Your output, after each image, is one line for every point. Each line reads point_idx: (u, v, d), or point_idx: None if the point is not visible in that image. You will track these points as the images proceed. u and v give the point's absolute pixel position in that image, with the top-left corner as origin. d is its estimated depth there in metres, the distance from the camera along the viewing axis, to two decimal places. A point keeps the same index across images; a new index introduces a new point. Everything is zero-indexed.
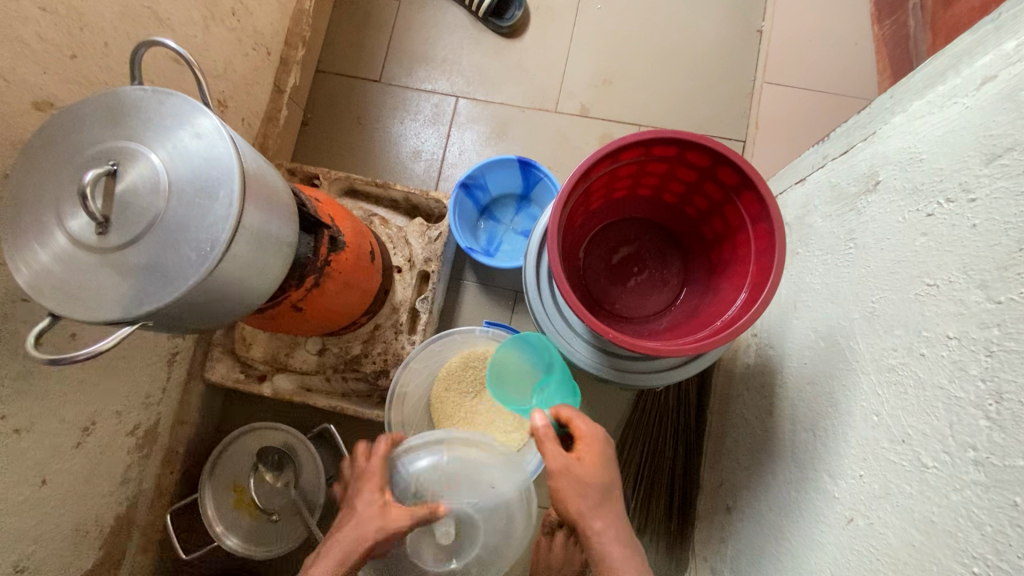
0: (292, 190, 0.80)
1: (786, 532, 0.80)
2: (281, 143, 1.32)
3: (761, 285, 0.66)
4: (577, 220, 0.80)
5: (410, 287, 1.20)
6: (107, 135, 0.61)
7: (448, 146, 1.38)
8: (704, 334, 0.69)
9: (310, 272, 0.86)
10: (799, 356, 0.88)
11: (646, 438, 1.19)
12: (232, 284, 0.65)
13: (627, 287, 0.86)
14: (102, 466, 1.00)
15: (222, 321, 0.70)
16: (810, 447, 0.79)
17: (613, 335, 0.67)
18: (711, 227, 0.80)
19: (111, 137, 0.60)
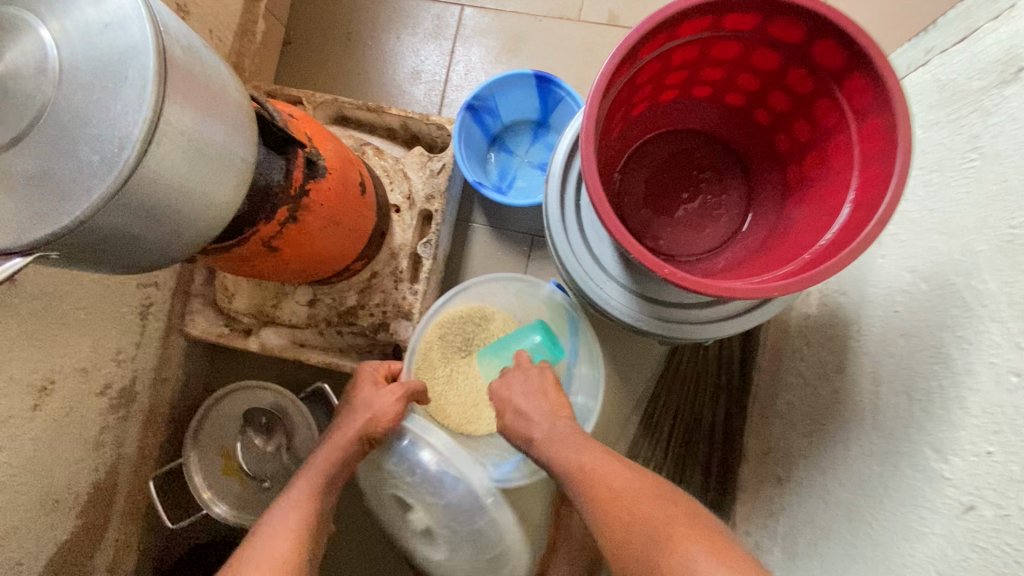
0: (252, 95, 0.63)
1: (863, 513, 0.67)
2: (260, 62, 1.14)
3: (873, 201, 0.48)
4: (615, 128, 0.63)
5: (410, 229, 1.04)
6: None
7: (452, 65, 1.18)
8: (790, 269, 0.52)
9: (283, 203, 0.71)
10: (886, 303, 0.71)
11: (680, 399, 1.03)
12: (166, 204, 0.49)
13: (675, 217, 0.70)
14: (69, 429, 0.89)
15: (165, 257, 0.55)
16: (905, 413, 0.63)
17: (666, 271, 0.50)
18: (791, 136, 0.62)
19: None
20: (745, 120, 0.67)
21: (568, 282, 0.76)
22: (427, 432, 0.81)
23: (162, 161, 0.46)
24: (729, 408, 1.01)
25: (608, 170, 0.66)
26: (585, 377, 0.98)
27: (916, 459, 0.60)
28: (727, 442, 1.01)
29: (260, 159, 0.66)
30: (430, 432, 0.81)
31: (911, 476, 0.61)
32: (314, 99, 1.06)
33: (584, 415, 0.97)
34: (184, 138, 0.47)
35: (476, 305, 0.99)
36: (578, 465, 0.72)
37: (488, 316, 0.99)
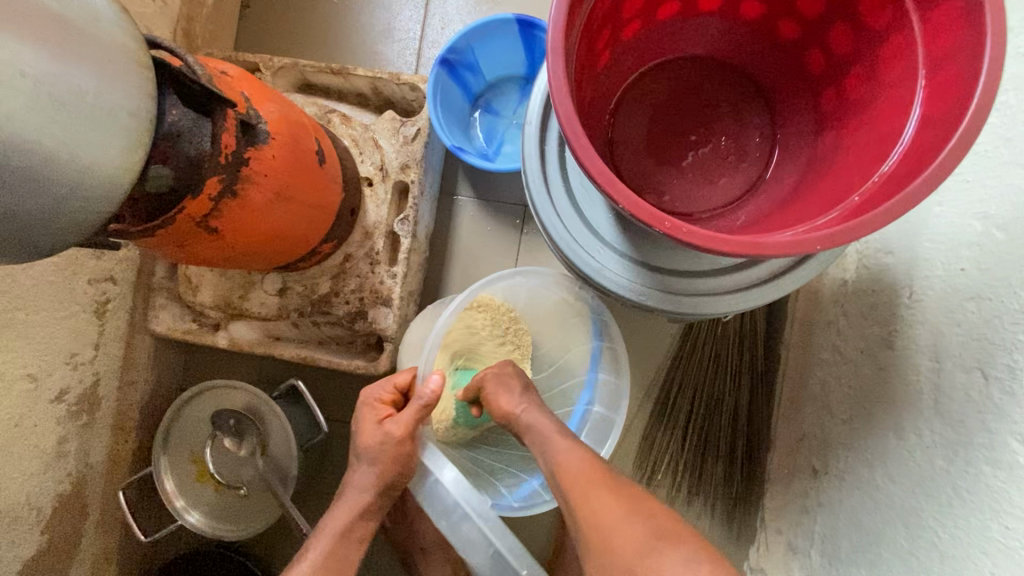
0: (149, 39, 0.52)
1: (924, 517, 0.55)
2: (214, 28, 1.02)
3: (953, 116, 0.36)
4: (602, 56, 0.50)
5: (386, 205, 0.92)
6: None
7: (428, 19, 1.05)
8: (834, 216, 0.39)
9: (213, 173, 0.60)
10: (948, 260, 0.58)
11: (697, 382, 0.90)
12: (26, 175, 0.40)
13: (683, 167, 0.57)
14: (21, 441, 0.80)
15: (49, 245, 0.46)
16: (980, 395, 0.51)
17: (671, 225, 0.38)
18: (828, 49, 0.49)
19: None
20: (767, 37, 0.54)
21: (556, 254, 0.64)
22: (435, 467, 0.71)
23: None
24: (754, 391, 0.89)
25: (596, 113, 0.54)
26: (606, 353, 0.85)
27: (997, 453, 0.48)
28: (751, 428, 0.89)
29: (183, 124, 0.56)
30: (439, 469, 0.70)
31: (992, 473, 0.48)
32: (272, 64, 0.94)
33: (614, 394, 0.85)
34: (29, 82, 0.38)
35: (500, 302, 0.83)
36: (580, 483, 0.61)
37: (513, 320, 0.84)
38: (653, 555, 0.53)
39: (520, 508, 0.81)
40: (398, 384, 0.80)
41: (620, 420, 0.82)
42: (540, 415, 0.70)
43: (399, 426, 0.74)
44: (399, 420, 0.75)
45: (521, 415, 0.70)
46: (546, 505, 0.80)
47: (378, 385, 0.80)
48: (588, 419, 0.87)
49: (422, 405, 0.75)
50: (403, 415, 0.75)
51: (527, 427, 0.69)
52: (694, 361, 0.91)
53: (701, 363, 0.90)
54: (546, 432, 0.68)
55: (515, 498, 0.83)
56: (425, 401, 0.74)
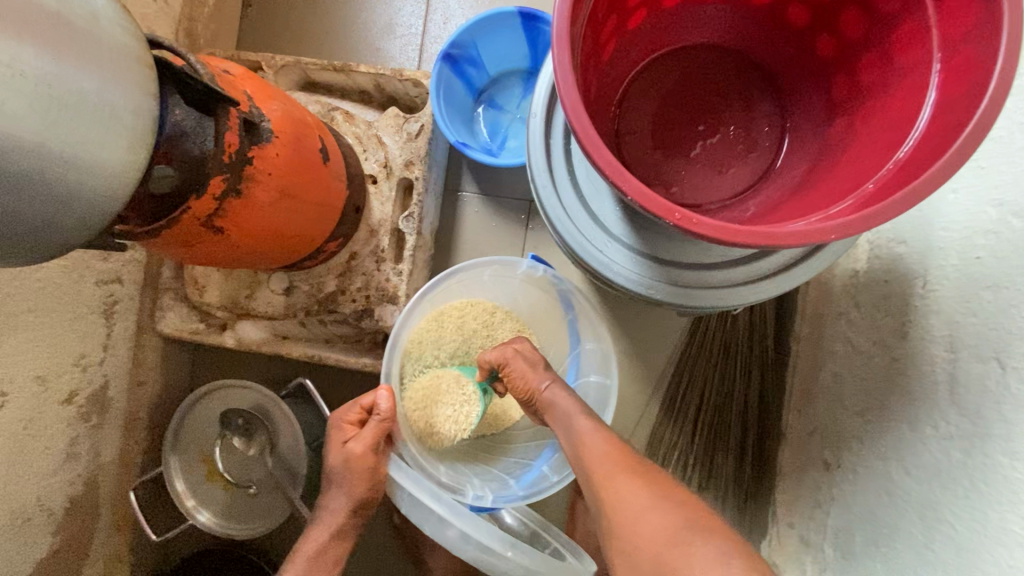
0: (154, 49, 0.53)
1: (940, 510, 0.54)
2: (216, 27, 1.02)
3: (971, 99, 0.35)
4: (607, 46, 0.50)
5: (390, 202, 0.92)
6: None
7: (430, 14, 1.05)
8: (849, 204, 0.38)
9: (216, 171, 0.60)
10: (963, 248, 0.57)
11: (706, 375, 0.90)
12: (29, 176, 0.40)
13: (691, 157, 0.57)
14: (32, 442, 0.81)
15: (51, 247, 0.45)
16: (997, 385, 0.50)
17: (681, 215, 0.37)
18: (840, 34, 0.48)
19: None
20: (776, 23, 0.53)
21: (563, 249, 0.63)
22: (405, 481, 0.71)
23: None
24: (763, 384, 0.88)
25: (602, 104, 0.53)
26: (582, 322, 0.86)
27: (1015, 444, 0.47)
28: (761, 422, 0.89)
29: (188, 123, 0.56)
30: (411, 482, 0.71)
31: (1011, 465, 0.47)
32: (274, 63, 0.93)
33: (603, 359, 0.84)
34: (30, 82, 0.38)
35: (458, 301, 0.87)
36: (601, 468, 0.60)
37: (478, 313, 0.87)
38: (681, 548, 0.52)
39: (526, 497, 0.79)
40: (363, 404, 0.78)
41: (615, 381, 0.81)
42: (562, 393, 0.69)
43: (361, 444, 0.76)
44: (362, 438, 0.76)
45: (545, 392, 0.70)
46: (553, 488, 0.79)
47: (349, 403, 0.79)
48: (586, 391, 0.87)
49: (379, 420, 0.76)
50: (364, 436, 0.76)
51: (550, 404, 0.69)
52: (702, 355, 0.90)
53: (710, 356, 0.90)
54: (569, 413, 0.66)
55: (520, 487, 0.81)
56: (381, 416, 0.75)
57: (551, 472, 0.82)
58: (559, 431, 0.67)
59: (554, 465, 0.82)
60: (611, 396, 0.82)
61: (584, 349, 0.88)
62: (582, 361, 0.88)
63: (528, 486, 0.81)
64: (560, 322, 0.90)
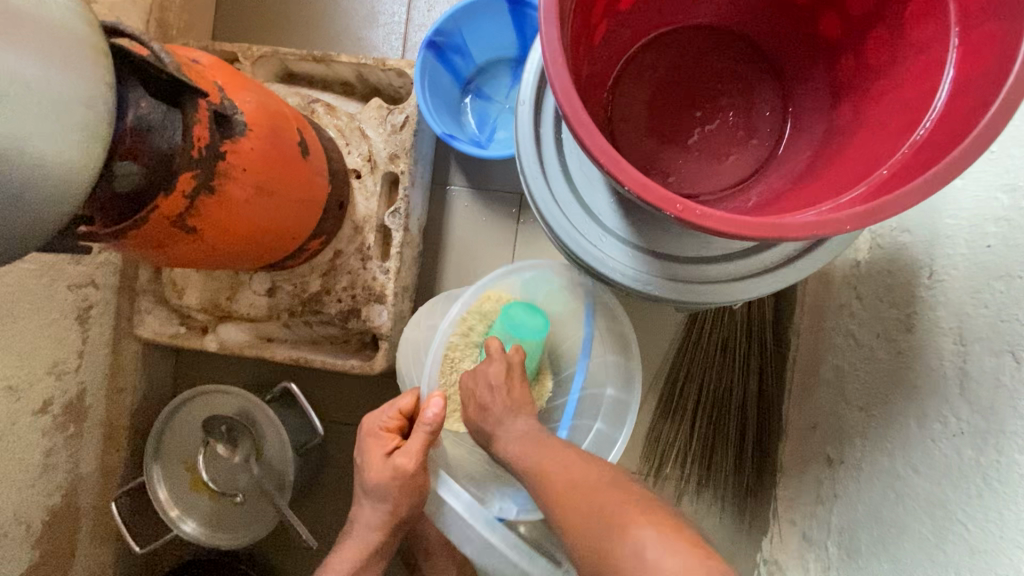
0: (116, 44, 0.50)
1: (951, 509, 0.52)
2: (190, 17, 0.98)
3: (992, 77, 0.32)
4: (599, 27, 0.47)
5: (375, 197, 0.88)
6: None
7: (413, 1, 1.01)
8: (861, 192, 0.36)
9: (186, 168, 0.56)
10: (972, 236, 0.55)
11: (705, 371, 0.87)
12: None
13: (689, 144, 0.54)
14: (5, 455, 0.77)
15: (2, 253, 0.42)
16: (1010, 379, 0.48)
17: (683, 207, 0.35)
18: (845, 11, 0.45)
19: None
20: (777, 2, 0.50)
21: (556, 245, 0.60)
22: (447, 495, 0.72)
23: None
24: (763, 378, 0.86)
25: (594, 89, 0.50)
26: (607, 334, 0.83)
27: None
28: (761, 418, 0.86)
29: (154, 117, 0.53)
30: (452, 495, 0.72)
31: None
32: (250, 53, 0.89)
33: (624, 373, 0.83)
34: None
35: (496, 292, 0.81)
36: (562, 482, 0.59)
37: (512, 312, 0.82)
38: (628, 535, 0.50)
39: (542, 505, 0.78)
40: (403, 408, 0.75)
41: (638, 398, 0.80)
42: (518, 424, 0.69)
43: (410, 458, 0.71)
44: (409, 451, 0.72)
45: (502, 424, 0.70)
46: None
47: (384, 411, 0.75)
48: (601, 404, 0.83)
49: (426, 431, 0.71)
50: (412, 447, 0.71)
51: (502, 435, 0.69)
52: (700, 350, 0.88)
53: (708, 351, 0.87)
54: (525, 445, 0.66)
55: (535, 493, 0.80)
56: (429, 427, 0.70)
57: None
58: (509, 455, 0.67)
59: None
60: (631, 413, 0.80)
61: (601, 358, 0.84)
62: (592, 372, 0.83)
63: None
64: (576, 329, 0.84)
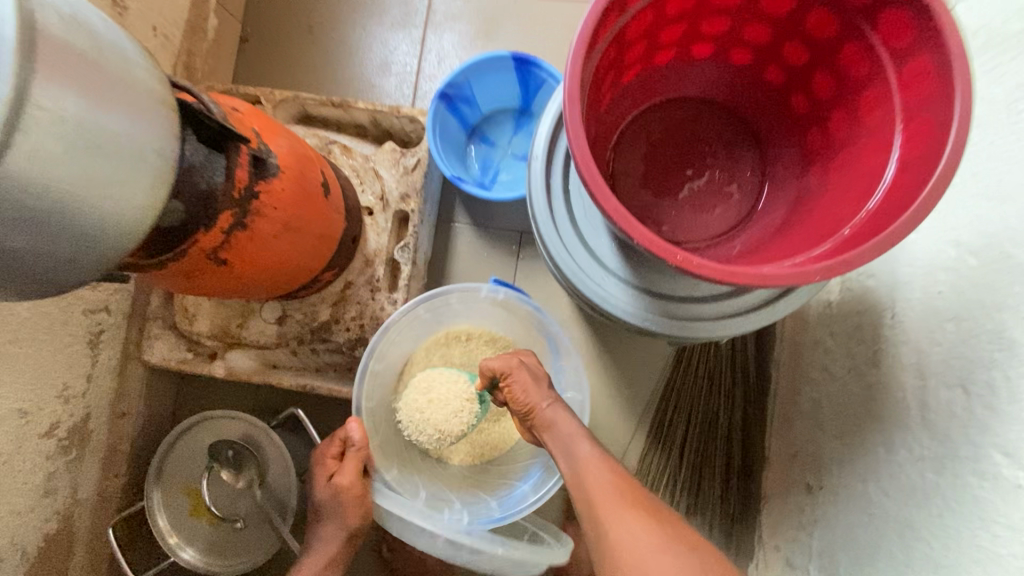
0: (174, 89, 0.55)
1: (918, 529, 0.57)
2: (214, 62, 1.05)
3: (928, 158, 0.40)
4: (605, 99, 0.54)
5: (385, 233, 0.94)
6: None
7: (424, 54, 1.09)
8: (828, 247, 0.43)
9: (225, 207, 0.61)
10: (926, 282, 0.62)
11: (693, 402, 0.93)
12: (33, 207, 0.38)
13: (679, 198, 0.61)
14: (12, 478, 0.78)
15: (28, 278, 0.43)
16: (961, 411, 0.54)
17: (683, 259, 0.41)
18: (812, 93, 0.53)
19: None
20: (756, 82, 0.58)
21: (562, 282, 0.67)
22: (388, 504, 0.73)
23: (35, 156, 0.36)
24: (747, 411, 0.92)
25: (599, 150, 0.57)
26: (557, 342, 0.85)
27: (982, 466, 0.51)
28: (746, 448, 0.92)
29: (197, 158, 0.57)
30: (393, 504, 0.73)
31: (978, 484, 0.51)
32: (273, 97, 0.96)
33: (576, 379, 0.84)
34: (69, 126, 0.38)
35: (444, 332, 0.90)
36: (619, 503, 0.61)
37: (478, 337, 0.90)
38: None
39: (502, 517, 0.77)
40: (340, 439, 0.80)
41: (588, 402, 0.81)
42: (564, 413, 0.70)
43: (346, 476, 0.77)
44: (345, 471, 0.77)
45: (547, 410, 0.70)
46: (529, 505, 0.78)
47: (327, 442, 0.81)
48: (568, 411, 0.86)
49: (356, 451, 0.77)
50: (346, 468, 0.77)
51: (551, 423, 0.69)
52: (688, 382, 0.94)
53: (695, 384, 0.93)
54: (571, 441, 0.67)
55: (497, 507, 0.80)
56: (357, 446, 0.77)
57: (529, 491, 0.80)
58: (558, 452, 0.68)
59: (535, 483, 0.81)
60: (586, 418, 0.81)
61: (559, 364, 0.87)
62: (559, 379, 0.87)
63: (501, 504, 0.80)
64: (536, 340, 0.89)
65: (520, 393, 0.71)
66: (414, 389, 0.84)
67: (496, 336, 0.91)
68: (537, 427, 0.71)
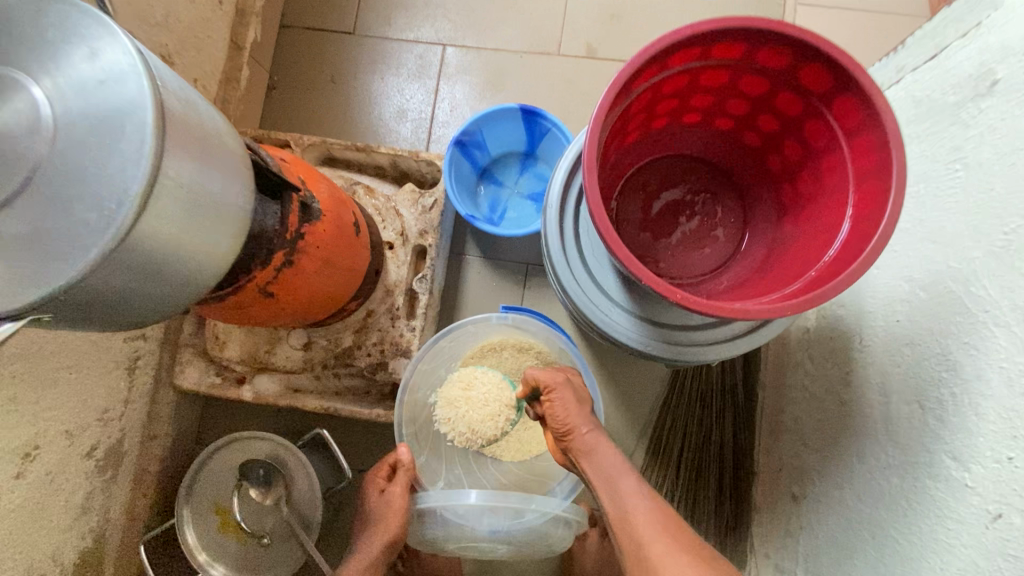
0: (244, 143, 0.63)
1: (887, 529, 0.65)
2: (245, 108, 1.14)
3: (873, 216, 0.50)
4: (611, 158, 0.64)
5: (405, 265, 1.02)
6: None
7: (438, 102, 1.20)
8: (797, 286, 0.52)
9: (278, 248, 0.70)
10: (886, 312, 0.72)
11: (689, 420, 1.02)
12: (140, 259, 0.45)
13: (674, 240, 0.71)
14: (56, 495, 0.83)
15: (125, 314, 0.50)
16: (919, 423, 0.63)
17: (681, 297, 0.50)
18: (783, 156, 0.64)
19: None
20: (737, 144, 0.69)
21: (572, 311, 0.76)
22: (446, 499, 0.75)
23: (159, 217, 0.45)
24: (738, 429, 1.01)
25: (606, 200, 0.67)
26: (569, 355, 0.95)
27: (936, 470, 0.60)
28: (737, 463, 1.00)
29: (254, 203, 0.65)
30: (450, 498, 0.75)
31: (934, 486, 0.60)
32: (302, 142, 1.05)
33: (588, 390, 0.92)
34: (183, 191, 0.46)
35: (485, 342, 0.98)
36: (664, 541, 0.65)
37: (511, 347, 0.97)
38: None
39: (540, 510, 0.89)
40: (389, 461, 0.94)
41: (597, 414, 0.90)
42: (601, 440, 0.74)
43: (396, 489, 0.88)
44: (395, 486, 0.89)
45: (586, 436, 0.74)
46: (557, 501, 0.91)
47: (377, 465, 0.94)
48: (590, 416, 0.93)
49: (403, 471, 0.89)
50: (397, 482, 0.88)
51: (590, 449, 0.73)
52: (684, 403, 1.02)
53: (689, 405, 1.03)
54: (612, 471, 0.72)
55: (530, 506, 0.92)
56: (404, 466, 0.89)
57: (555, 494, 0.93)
58: (597, 480, 0.72)
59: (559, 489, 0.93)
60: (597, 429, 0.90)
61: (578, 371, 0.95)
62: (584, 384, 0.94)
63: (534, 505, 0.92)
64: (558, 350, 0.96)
65: (562, 416, 0.75)
66: (455, 379, 0.92)
67: (528, 344, 0.97)
68: (573, 450, 0.75)
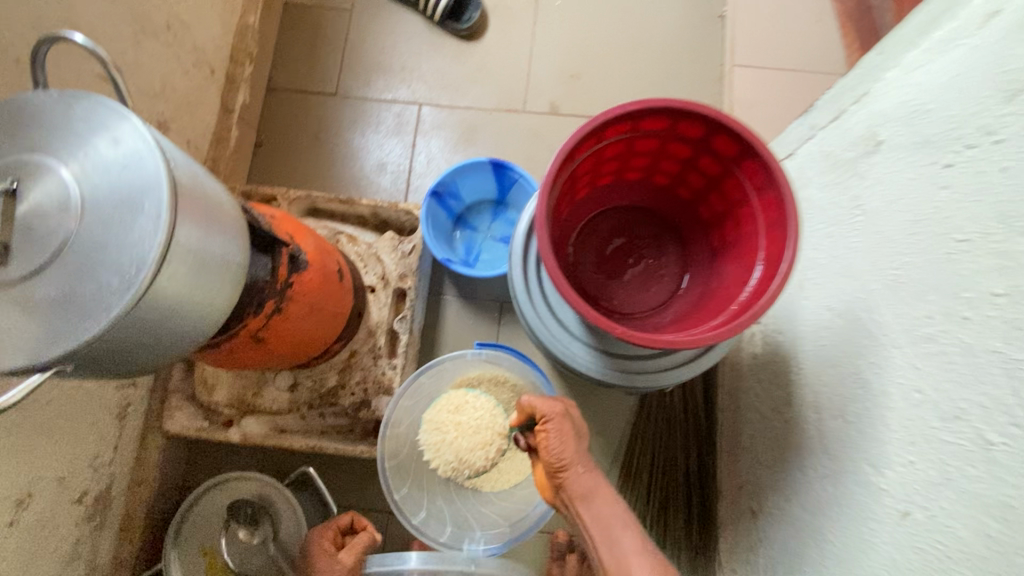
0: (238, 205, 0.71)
1: (827, 533, 0.72)
2: (235, 165, 1.23)
3: (778, 259, 0.59)
4: (564, 211, 0.74)
5: (386, 307, 1.10)
6: (17, 149, 0.51)
7: (415, 156, 1.30)
8: (721, 320, 0.61)
9: (268, 297, 0.77)
10: (815, 338, 0.82)
11: (654, 444, 1.10)
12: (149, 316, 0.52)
13: (624, 279, 0.80)
14: (46, 541, 0.85)
15: (131, 364, 0.56)
16: (846, 435, 0.72)
17: (621, 331, 0.58)
18: (711, 206, 0.74)
19: (21, 152, 0.51)
20: (673, 196, 0.79)
21: (538, 345, 0.84)
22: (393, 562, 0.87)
23: (170, 278, 0.52)
24: (701, 451, 1.09)
25: (562, 247, 0.77)
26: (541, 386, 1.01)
27: (860, 476, 0.68)
28: (703, 483, 1.07)
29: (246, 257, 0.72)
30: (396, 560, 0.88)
31: (859, 491, 0.67)
32: (288, 196, 1.13)
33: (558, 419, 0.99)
34: (190, 255, 0.54)
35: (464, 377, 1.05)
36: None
37: (487, 381, 1.04)
38: None
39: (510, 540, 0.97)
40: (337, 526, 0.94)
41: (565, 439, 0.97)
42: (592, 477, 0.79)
43: (351, 553, 0.88)
44: (352, 548, 0.89)
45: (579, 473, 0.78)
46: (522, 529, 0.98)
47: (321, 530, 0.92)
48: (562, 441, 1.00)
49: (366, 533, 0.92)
50: (353, 546, 0.89)
51: (583, 487, 0.78)
52: (652, 427, 1.11)
53: (656, 429, 1.11)
54: (608, 517, 0.78)
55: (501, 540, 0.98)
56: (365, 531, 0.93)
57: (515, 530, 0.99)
58: (591, 522, 0.78)
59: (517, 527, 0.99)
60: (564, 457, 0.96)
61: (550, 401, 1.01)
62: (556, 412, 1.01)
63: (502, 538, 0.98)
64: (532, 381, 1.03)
65: (558, 450, 0.78)
66: (444, 405, 1.00)
67: (504, 377, 1.05)
68: (566, 484, 0.79)
